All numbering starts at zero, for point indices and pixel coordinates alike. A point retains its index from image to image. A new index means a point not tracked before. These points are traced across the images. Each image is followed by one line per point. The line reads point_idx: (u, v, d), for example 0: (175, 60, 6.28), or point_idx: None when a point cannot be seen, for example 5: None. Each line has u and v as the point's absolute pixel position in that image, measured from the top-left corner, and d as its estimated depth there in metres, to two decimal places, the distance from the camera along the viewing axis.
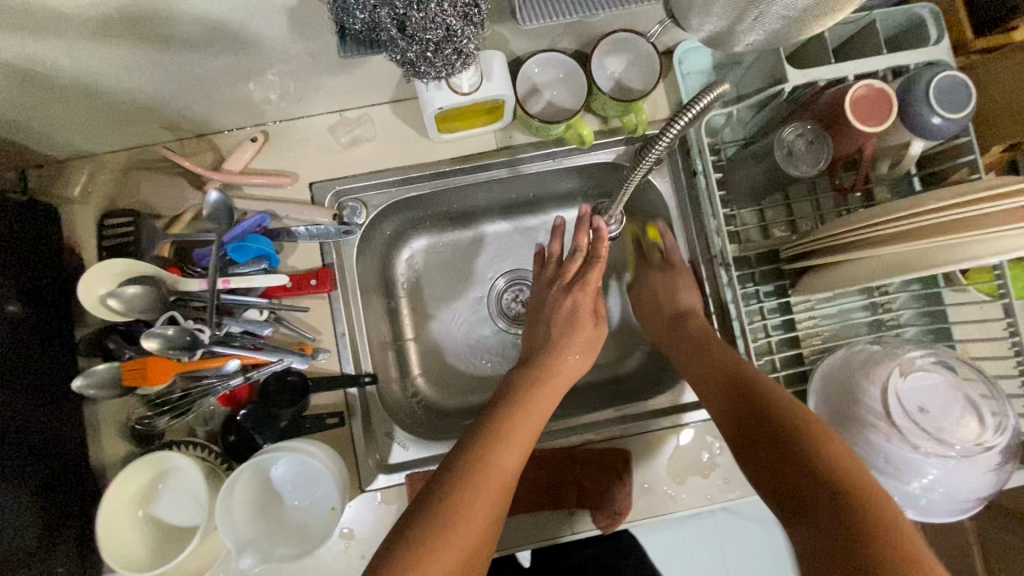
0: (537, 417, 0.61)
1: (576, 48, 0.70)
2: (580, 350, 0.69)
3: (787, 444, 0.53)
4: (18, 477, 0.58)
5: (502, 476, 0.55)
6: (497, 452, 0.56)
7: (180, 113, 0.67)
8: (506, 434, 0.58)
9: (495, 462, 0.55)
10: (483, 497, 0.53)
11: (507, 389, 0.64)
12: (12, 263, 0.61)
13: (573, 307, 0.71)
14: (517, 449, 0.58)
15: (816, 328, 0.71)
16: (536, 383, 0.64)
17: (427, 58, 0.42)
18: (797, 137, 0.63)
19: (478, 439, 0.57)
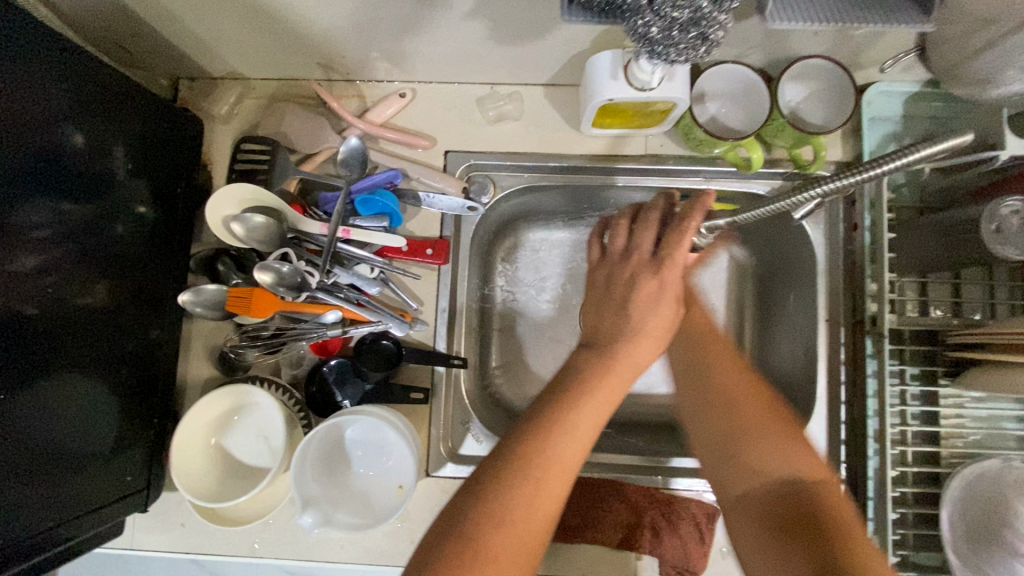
0: (610, 397, 0.47)
1: (760, 66, 0.64)
2: (653, 335, 0.51)
3: (771, 444, 0.47)
4: (113, 375, 0.58)
5: (567, 468, 0.43)
6: (560, 437, 0.43)
7: (340, 54, 0.65)
8: (567, 416, 0.44)
9: (563, 450, 0.43)
10: (540, 494, 0.41)
11: (566, 369, 0.50)
12: (152, 166, 0.62)
13: (659, 284, 0.53)
14: (584, 434, 0.44)
15: (962, 431, 0.62)
16: (602, 366, 0.48)
17: (667, 38, 0.41)
18: (1012, 213, 0.55)
19: (538, 421, 0.44)
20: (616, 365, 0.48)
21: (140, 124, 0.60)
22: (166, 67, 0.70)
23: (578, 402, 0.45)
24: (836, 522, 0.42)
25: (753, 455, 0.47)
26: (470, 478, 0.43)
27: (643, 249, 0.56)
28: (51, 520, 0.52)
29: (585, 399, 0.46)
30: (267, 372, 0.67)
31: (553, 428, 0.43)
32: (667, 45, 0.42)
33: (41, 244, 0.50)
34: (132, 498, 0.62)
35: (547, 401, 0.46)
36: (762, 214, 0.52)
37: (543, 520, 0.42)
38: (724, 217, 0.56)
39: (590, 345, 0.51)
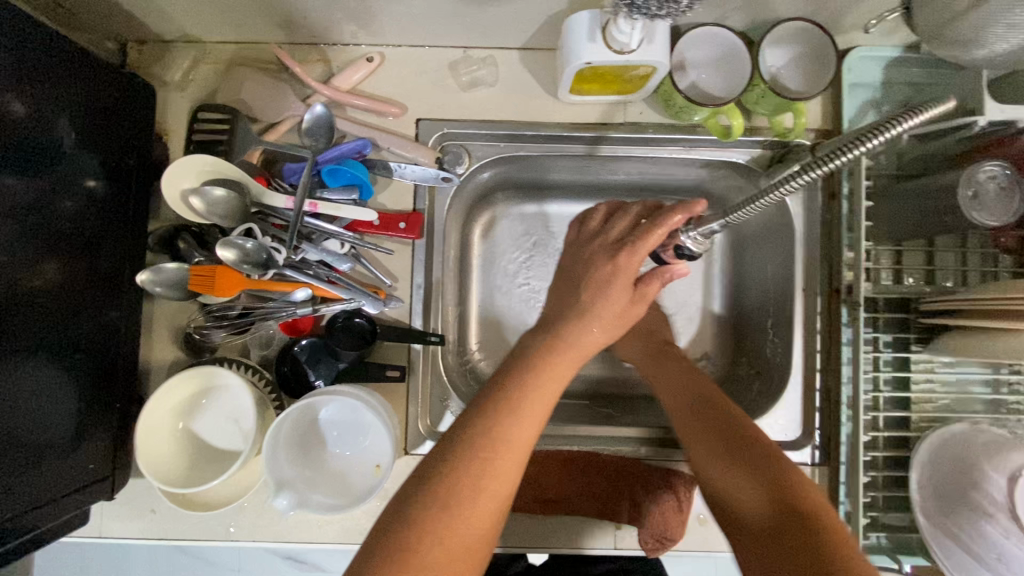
0: (551, 390, 0.50)
1: (742, 29, 0.62)
2: (604, 323, 0.55)
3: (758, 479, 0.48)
4: (69, 360, 0.55)
5: (513, 448, 0.46)
6: (503, 423, 0.46)
7: (301, 15, 0.61)
8: (506, 412, 0.47)
9: (504, 437, 0.46)
10: (490, 475, 0.44)
11: (520, 354, 0.53)
12: (102, 136, 0.58)
13: (615, 267, 0.55)
14: (529, 424, 0.47)
15: (932, 395, 0.63)
16: (542, 360, 0.51)
17: None
18: (989, 179, 0.56)
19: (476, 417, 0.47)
20: (566, 350, 0.52)
21: (86, 90, 0.56)
22: (110, 29, 0.65)
23: (516, 393, 0.48)
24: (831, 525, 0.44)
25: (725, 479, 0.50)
26: (414, 483, 0.45)
27: (612, 237, 0.58)
28: (8, 511, 0.49)
29: (526, 388, 0.49)
30: (236, 353, 0.65)
31: (493, 421, 0.46)
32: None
33: None
34: (97, 487, 0.59)
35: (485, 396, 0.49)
36: (757, 209, 0.48)
37: (493, 502, 0.44)
38: (719, 221, 0.52)
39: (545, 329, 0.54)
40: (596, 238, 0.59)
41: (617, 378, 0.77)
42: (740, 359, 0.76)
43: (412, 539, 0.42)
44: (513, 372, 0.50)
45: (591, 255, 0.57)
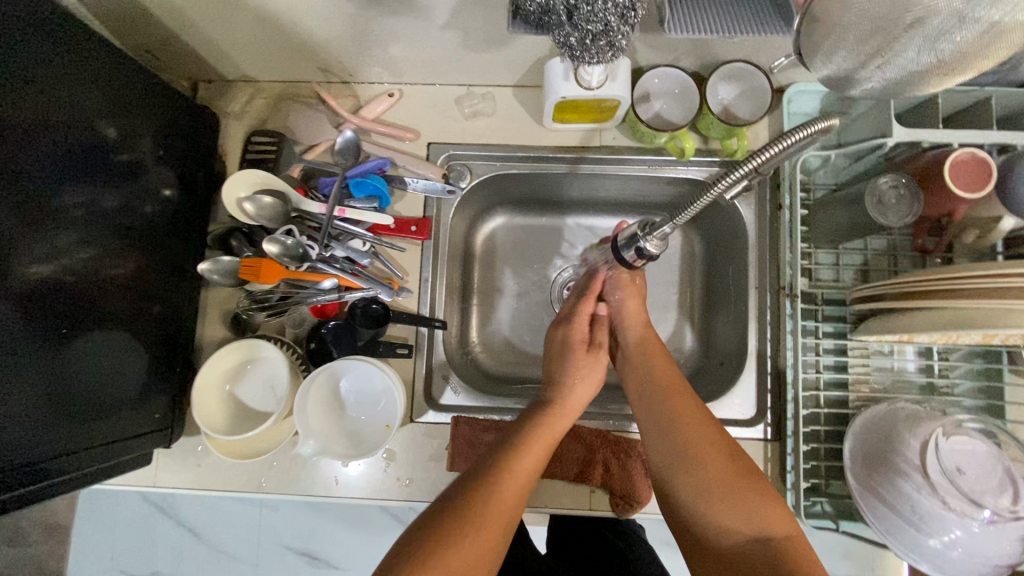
0: (547, 442, 0.61)
1: (695, 68, 0.75)
2: (584, 381, 0.70)
3: (753, 515, 0.55)
4: (142, 330, 0.69)
5: (509, 498, 0.55)
6: (509, 478, 0.56)
7: (336, 60, 0.77)
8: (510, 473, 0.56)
9: (503, 492, 0.55)
10: (507, 489, 0.55)
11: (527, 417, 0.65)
12: (177, 155, 0.74)
13: (572, 337, 0.76)
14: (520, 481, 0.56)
15: (867, 377, 0.73)
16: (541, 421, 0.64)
17: (582, 46, 0.48)
18: (891, 188, 0.66)
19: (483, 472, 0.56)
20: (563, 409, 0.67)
21: (167, 119, 0.71)
22: (187, 70, 0.82)
23: (513, 455, 0.58)
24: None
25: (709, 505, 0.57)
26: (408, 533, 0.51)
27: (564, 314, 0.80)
28: (93, 442, 0.62)
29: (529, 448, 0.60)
30: (273, 331, 0.78)
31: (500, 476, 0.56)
32: (585, 50, 0.49)
33: (86, 221, 0.60)
34: (158, 434, 0.73)
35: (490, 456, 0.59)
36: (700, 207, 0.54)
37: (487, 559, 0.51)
38: (667, 224, 0.57)
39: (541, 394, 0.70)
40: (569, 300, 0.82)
41: None
42: (708, 352, 0.87)
43: (451, 523, 0.51)
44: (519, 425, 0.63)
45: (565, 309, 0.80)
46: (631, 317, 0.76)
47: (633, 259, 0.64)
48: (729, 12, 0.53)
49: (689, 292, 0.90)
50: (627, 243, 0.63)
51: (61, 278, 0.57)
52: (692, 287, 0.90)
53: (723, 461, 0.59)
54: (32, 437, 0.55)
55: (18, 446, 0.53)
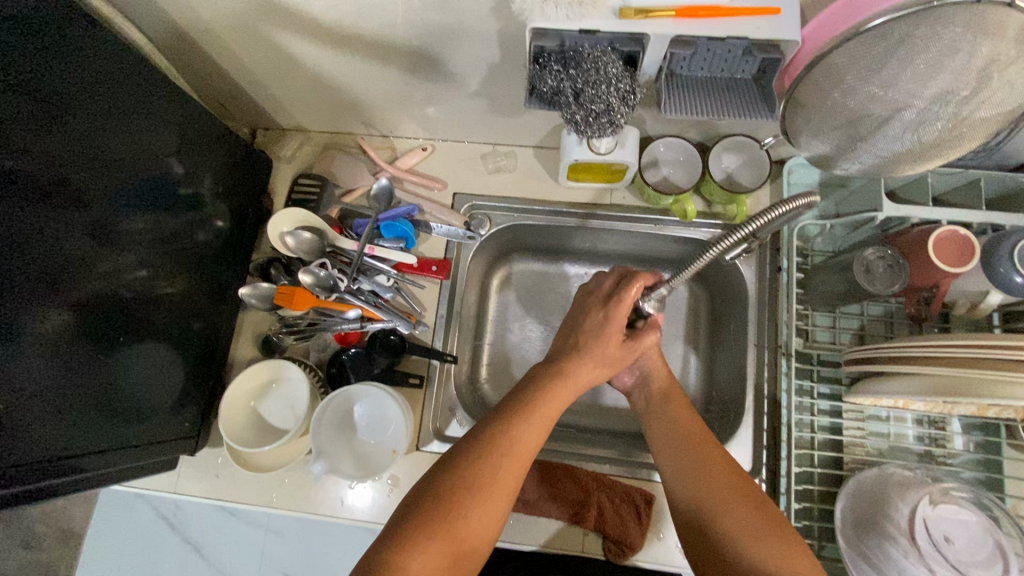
0: (548, 417, 0.62)
1: (699, 140, 0.82)
2: (595, 364, 0.69)
3: (784, 558, 0.54)
4: (183, 343, 0.77)
5: (503, 481, 0.56)
6: (502, 460, 0.57)
7: (379, 117, 0.87)
8: (507, 453, 0.58)
9: (499, 474, 0.56)
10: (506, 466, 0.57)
11: (521, 393, 0.64)
12: (233, 192, 0.84)
13: (610, 325, 0.70)
14: (518, 462, 0.58)
15: (862, 440, 0.74)
16: (537, 398, 0.63)
17: (586, 122, 0.58)
18: (879, 259, 0.70)
19: (478, 448, 0.58)
20: (565, 385, 0.66)
21: (230, 161, 0.82)
22: (249, 120, 0.93)
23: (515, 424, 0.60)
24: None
25: (745, 548, 0.55)
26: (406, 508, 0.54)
27: (602, 292, 0.74)
28: (131, 441, 0.69)
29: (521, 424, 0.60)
30: (298, 354, 0.85)
31: (490, 455, 0.57)
32: (588, 125, 0.58)
33: (149, 243, 0.69)
34: (184, 442, 0.79)
35: (481, 432, 0.59)
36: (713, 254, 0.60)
37: (478, 541, 0.54)
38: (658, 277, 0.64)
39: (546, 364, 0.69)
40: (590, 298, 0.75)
41: (605, 414, 0.91)
42: (709, 406, 0.89)
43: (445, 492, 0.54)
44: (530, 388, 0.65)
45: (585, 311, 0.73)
46: (657, 371, 0.76)
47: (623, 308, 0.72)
48: (719, 98, 0.60)
49: (694, 347, 0.94)
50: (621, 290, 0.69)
51: (121, 291, 0.65)
52: (696, 341, 0.94)
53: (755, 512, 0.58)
54: (83, 431, 0.62)
55: (69, 440, 0.60)
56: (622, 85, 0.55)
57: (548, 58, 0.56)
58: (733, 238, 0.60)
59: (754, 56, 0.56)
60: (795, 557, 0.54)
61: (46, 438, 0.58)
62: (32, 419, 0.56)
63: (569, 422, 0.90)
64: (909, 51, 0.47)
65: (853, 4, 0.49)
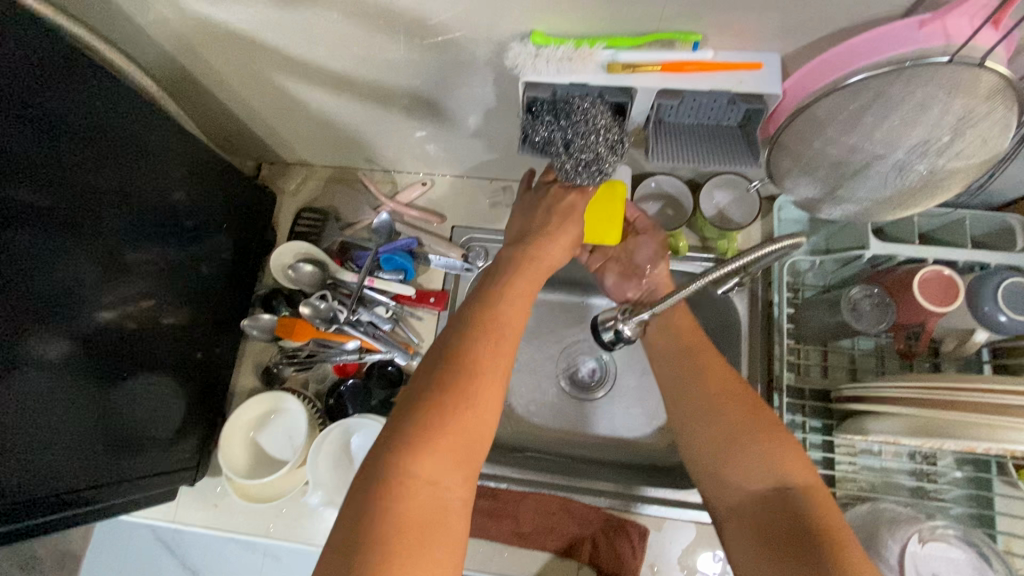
0: (524, 294, 0.60)
1: (691, 177, 0.84)
2: (566, 243, 0.65)
3: (767, 458, 0.55)
4: (185, 375, 0.78)
5: (500, 357, 0.53)
6: (488, 334, 0.54)
7: (379, 153, 0.89)
8: (493, 325, 0.55)
9: (494, 347, 0.53)
10: (499, 343, 0.53)
11: (497, 275, 0.61)
12: (237, 227, 0.87)
13: (576, 204, 0.66)
14: (506, 333, 0.55)
15: (854, 475, 0.75)
16: (506, 287, 0.59)
17: (577, 169, 0.62)
18: (864, 297, 0.72)
19: (462, 339, 0.53)
20: (530, 268, 0.62)
21: (235, 197, 0.85)
22: (255, 155, 0.96)
23: (496, 302, 0.57)
24: (827, 530, 0.50)
25: (725, 466, 0.57)
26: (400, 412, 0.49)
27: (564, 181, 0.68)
28: (131, 473, 0.70)
29: (501, 305, 0.57)
30: (297, 385, 0.86)
31: (478, 329, 0.54)
32: (579, 172, 0.62)
33: (154, 278, 0.71)
34: (183, 472, 0.80)
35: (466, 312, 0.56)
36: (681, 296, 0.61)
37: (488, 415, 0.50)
38: (647, 311, 0.64)
39: (517, 247, 0.65)
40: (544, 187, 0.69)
41: (601, 444, 0.92)
42: None
43: (446, 375, 0.50)
44: (501, 272, 0.62)
45: (539, 199, 0.68)
46: (661, 282, 0.79)
47: (610, 342, 0.69)
48: (706, 145, 0.62)
49: None
50: (607, 326, 0.69)
51: (124, 323, 0.67)
52: None
53: (743, 416, 0.59)
54: (84, 465, 0.63)
55: (70, 474, 0.61)
56: (610, 135, 0.58)
57: (541, 107, 0.58)
58: (723, 271, 0.60)
59: (738, 105, 0.58)
60: (787, 459, 0.55)
61: (49, 470, 0.59)
62: (36, 451, 0.57)
63: (565, 453, 0.91)
64: (886, 106, 0.49)
65: (819, 68, 0.51)
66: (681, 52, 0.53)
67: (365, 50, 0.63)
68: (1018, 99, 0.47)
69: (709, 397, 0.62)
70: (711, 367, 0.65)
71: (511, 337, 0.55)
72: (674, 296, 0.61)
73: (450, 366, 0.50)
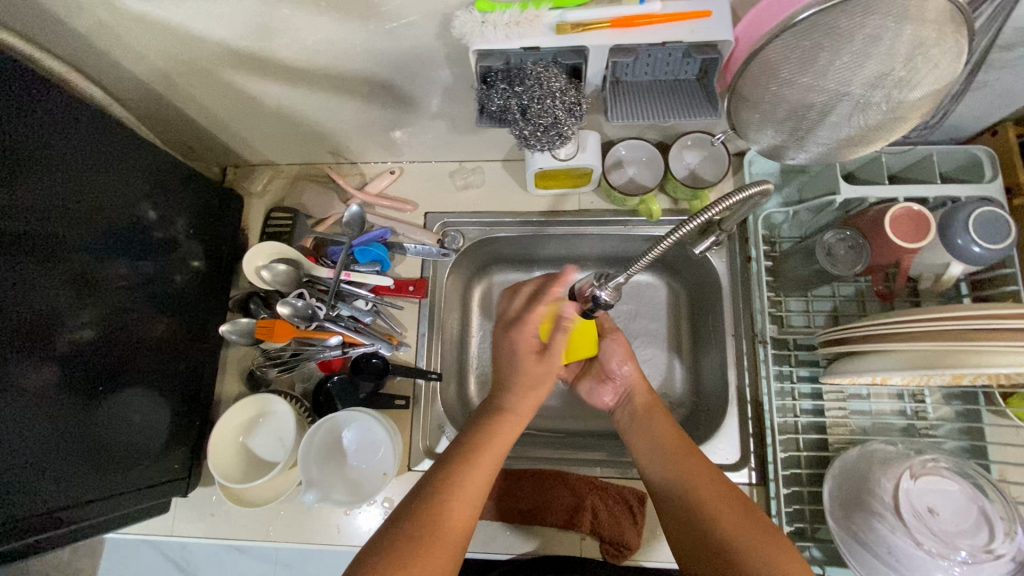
0: (490, 463, 0.63)
1: (659, 139, 0.84)
2: (529, 380, 0.69)
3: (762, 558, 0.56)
4: (170, 388, 0.77)
5: (449, 534, 0.56)
6: (441, 514, 0.57)
7: (345, 146, 0.88)
8: (444, 509, 0.57)
9: (446, 517, 0.57)
10: (455, 509, 0.58)
11: (471, 430, 0.66)
12: (207, 234, 0.85)
13: (517, 340, 0.69)
14: (465, 501, 0.59)
15: (845, 420, 0.75)
16: (479, 436, 0.65)
17: (537, 136, 0.61)
18: (838, 241, 0.72)
19: (425, 492, 0.59)
20: (499, 426, 0.66)
21: (204, 204, 0.83)
22: (218, 159, 0.95)
23: (460, 474, 0.60)
24: None
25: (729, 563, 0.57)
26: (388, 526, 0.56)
27: (511, 312, 0.72)
28: (123, 488, 0.70)
29: (467, 474, 0.61)
30: (283, 386, 0.86)
31: (436, 499, 0.58)
32: (538, 137, 0.61)
33: (130, 292, 0.70)
34: (174, 484, 0.79)
35: (425, 485, 0.60)
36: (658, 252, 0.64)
37: None
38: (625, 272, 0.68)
39: (490, 402, 0.70)
40: (501, 321, 0.73)
41: (595, 416, 0.92)
42: (697, 398, 0.90)
43: (394, 549, 0.54)
44: (476, 427, 0.66)
45: (496, 338, 0.72)
46: (636, 386, 0.79)
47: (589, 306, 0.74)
48: (664, 101, 0.61)
49: (677, 340, 0.95)
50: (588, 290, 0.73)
51: (105, 340, 0.66)
52: (679, 335, 0.95)
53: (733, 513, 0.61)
54: (74, 482, 0.62)
55: (60, 492, 0.61)
56: (567, 97, 0.57)
57: (495, 77, 0.59)
58: (696, 222, 0.61)
59: (693, 57, 0.58)
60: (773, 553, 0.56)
61: (34, 490, 0.58)
62: (17, 474, 0.56)
63: (559, 428, 0.91)
64: (838, 41, 0.48)
65: (771, 9, 0.51)
66: (629, 7, 0.52)
67: (313, 36, 0.61)
68: (968, 22, 0.47)
69: (681, 492, 0.65)
70: (693, 463, 0.67)
71: (471, 510, 0.59)
72: (653, 251, 0.64)
73: (397, 548, 0.53)
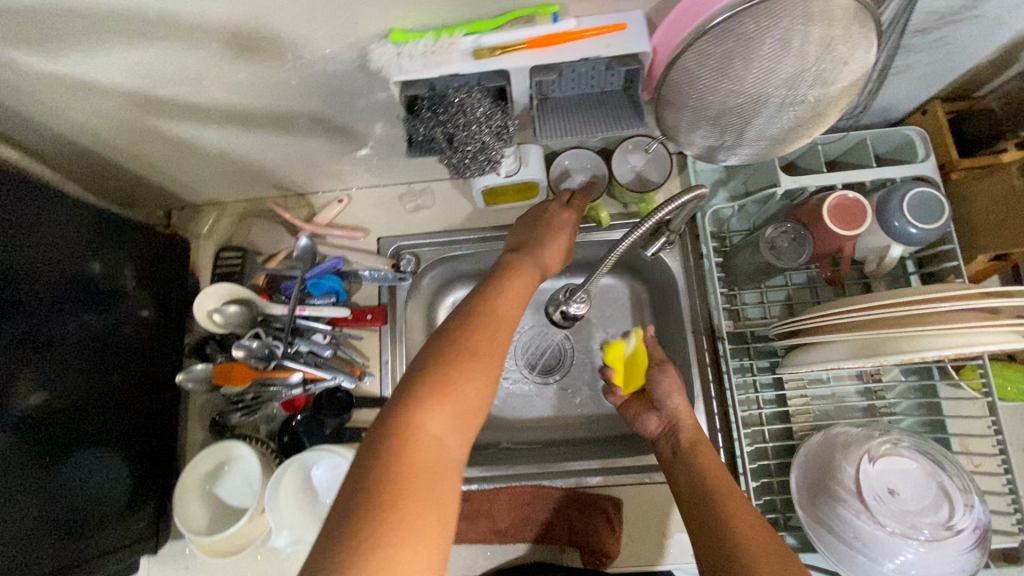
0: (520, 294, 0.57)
1: (602, 146, 0.84)
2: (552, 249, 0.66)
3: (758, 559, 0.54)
4: (131, 443, 0.76)
5: (492, 350, 0.50)
6: (481, 330, 0.51)
7: (289, 179, 0.87)
8: (480, 328, 0.51)
9: (486, 331, 0.51)
10: (495, 333, 0.51)
11: (500, 267, 0.60)
12: (156, 281, 0.83)
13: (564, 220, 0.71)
14: (502, 326, 0.53)
15: (808, 407, 0.77)
16: (507, 275, 0.58)
17: (468, 163, 0.62)
18: (781, 234, 0.72)
19: (457, 318, 0.52)
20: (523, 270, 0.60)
21: (150, 252, 0.82)
22: (161, 203, 0.93)
23: (493, 299, 0.54)
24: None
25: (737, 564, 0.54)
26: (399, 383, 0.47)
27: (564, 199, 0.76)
28: (87, 553, 0.68)
29: (499, 298, 0.55)
30: (248, 430, 0.84)
31: (474, 321, 0.51)
32: (469, 164, 0.63)
33: (81, 351, 0.68)
34: (141, 542, 0.77)
35: (459, 309, 0.53)
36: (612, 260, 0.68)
37: (475, 409, 0.47)
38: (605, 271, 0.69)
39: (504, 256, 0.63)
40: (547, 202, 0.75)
41: (568, 424, 0.93)
42: None
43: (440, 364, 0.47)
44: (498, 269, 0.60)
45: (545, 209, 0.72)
46: (683, 416, 0.73)
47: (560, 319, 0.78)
48: (594, 115, 0.61)
49: None
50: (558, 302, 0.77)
51: (57, 403, 0.64)
52: None
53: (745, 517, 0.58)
54: (34, 555, 0.60)
55: (19, 568, 0.59)
56: (493, 122, 0.59)
57: (422, 106, 0.58)
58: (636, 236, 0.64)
59: (616, 70, 0.58)
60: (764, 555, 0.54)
61: None
62: None
63: (534, 440, 0.91)
64: (749, 47, 0.49)
65: (685, 15, 0.51)
66: (544, 26, 0.52)
67: (236, 78, 0.60)
68: (873, 19, 0.48)
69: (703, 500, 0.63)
70: (713, 471, 0.65)
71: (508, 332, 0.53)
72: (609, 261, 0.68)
73: (440, 365, 0.47)
